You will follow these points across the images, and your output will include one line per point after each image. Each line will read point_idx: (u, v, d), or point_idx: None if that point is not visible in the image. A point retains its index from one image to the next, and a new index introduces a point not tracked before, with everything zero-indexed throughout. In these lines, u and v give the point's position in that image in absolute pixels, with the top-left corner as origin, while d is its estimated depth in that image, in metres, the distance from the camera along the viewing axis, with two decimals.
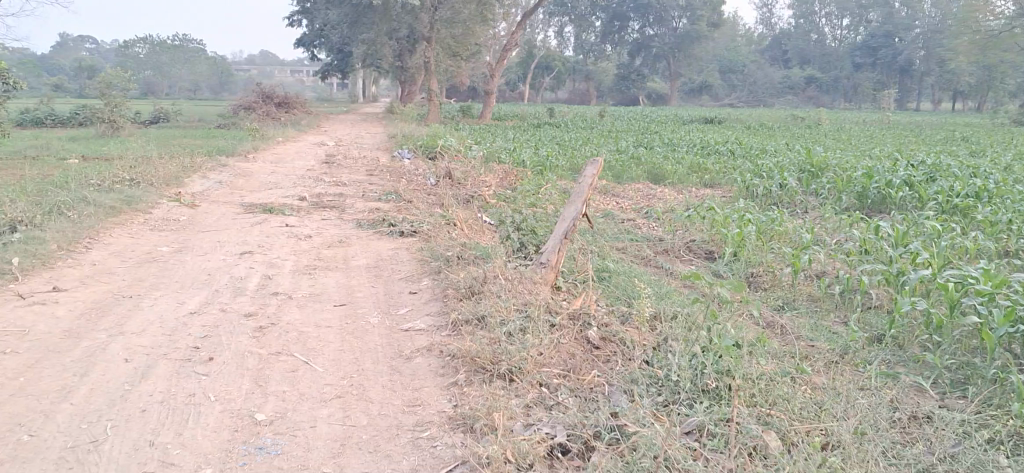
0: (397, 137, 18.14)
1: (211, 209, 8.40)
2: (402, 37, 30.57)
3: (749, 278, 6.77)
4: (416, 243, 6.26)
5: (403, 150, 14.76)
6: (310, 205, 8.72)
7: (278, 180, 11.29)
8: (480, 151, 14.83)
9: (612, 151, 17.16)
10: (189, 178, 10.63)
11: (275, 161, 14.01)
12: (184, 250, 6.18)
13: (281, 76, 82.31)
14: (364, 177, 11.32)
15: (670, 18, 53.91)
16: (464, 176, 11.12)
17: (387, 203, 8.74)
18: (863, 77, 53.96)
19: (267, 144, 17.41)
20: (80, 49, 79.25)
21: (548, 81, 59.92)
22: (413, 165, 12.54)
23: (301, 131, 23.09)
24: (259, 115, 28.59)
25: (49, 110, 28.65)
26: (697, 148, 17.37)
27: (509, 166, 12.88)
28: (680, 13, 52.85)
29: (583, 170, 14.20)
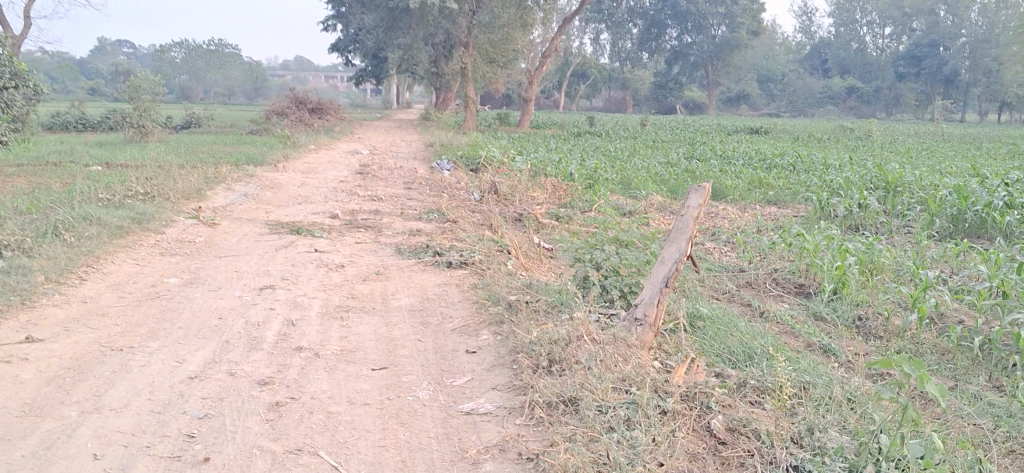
0: (434, 147, 17.23)
1: (232, 228, 7.49)
2: (439, 42, 29.70)
3: (859, 323, 5.71)
4: (467, 279, 5.28)
5: (442, 161, 13.83)
6: (343, 224, 7.79)
7: (310, 192, 10.40)
8: (525, 163, 13.85)
9: (662, 163, 16.12)
10: (212, 190, 9.77)
11: (306, 172, 13.15)
12: (194, 282, 5.25)
13: (316, 81, 82.07)
14: (403, 190, 10.39)
15: (710, 26, 52.73)
16: (511, 191, 10.17)
17: (428, 223, 7.80)
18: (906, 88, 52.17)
19: (298, 151, 16.58)
20: (116, 54, 79.34)
21: (584, 89, 58.88)
22: (454, 178, 11.60)
23: (333, 138, 22.28)
24: (291, 122, 27.81)
25: (79, 114, 28.11)
26: (754, 162, 16.26)
27: (558, 180, 11.91)
28: (719, 21, 51.65)
29: (636, 186, 13.19)
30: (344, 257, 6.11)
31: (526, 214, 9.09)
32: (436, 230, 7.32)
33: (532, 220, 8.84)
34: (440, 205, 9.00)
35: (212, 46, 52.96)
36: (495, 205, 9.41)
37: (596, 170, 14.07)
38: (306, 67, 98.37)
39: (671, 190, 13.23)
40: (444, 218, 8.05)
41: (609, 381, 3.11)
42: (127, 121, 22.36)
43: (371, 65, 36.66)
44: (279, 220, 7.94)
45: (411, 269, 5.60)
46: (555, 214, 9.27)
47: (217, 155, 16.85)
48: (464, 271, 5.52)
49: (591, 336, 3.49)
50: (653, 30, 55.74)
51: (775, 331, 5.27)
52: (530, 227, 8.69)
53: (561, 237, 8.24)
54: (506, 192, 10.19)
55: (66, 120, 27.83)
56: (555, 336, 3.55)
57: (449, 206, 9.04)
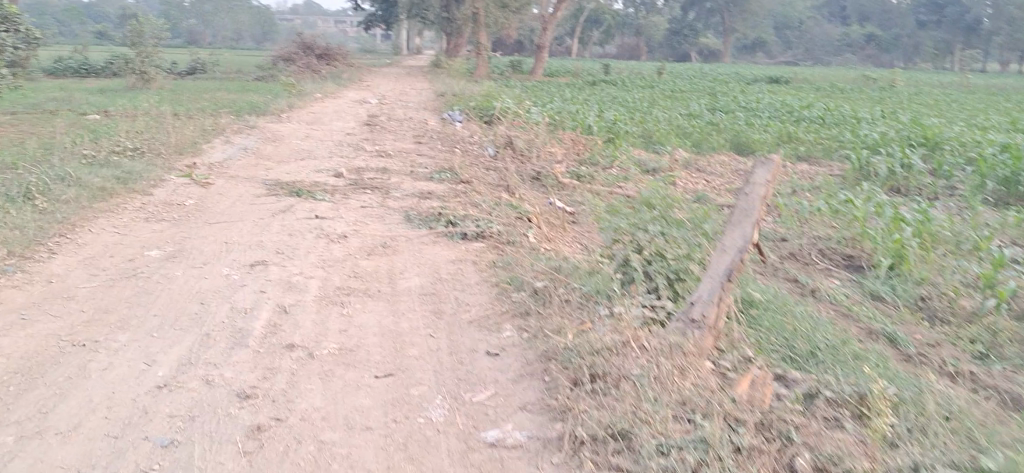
0: (445, 96, 16.55)
1: (228, 188, 6.89)
2: None
3: (922, 305, 5.12)
4: (485, 256, 4.68)
5: (454, 112, 13.16)
6: (348, 183, 7.20)
7: (314, 146, 9.76)
8: (540, 114, 13.19)
9: (683, 115, 15.42)
10: (209, 144, 9.15)
11: (311, 123, 12.51)
12: (177, 257, 4.66)
13: (324, 26, 80.86)
14: (412, 145, 9.74)
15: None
16: (528, 147, 9.53)
17: (440, 185, 7.18)
18: (925, 36, 50.87)
19: (304, 100, 15.92)
20: None
21: (597, 36, 57.73)
22: (467, 132, 10.95)
23: (340, 85, 21.58)
24: (298, 68, 27.06)
25: (82, 59, 27.40)
26: (779, 114, 15.54)
27: (577, 134, 11.28)
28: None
29: (658, 141, 12.52)
30: (347, 225, 5.50)
31: (545, 172, 8.45)
32: (448, 193, 6.69)
33: (551, 180, 8.21)
34: (453, 163, 8.37)
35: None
36: (511, 163, 8.77)
37: (615, 123, 13.40)
38: (314, 12, 97.00)
39: (694, 145, 12.57)
40: (459, 178, 7.41)
41: (667, 407, 2.59)
42: (130, 67, 21.65)
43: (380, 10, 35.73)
44: (279, 179, 7.33)
45: (420, 242, 5.00)
46: (576, 173, 8.63)
47: (221, 104, 16.21)
48: (481, 245, 4.91)
49: (640, 344, 2.93)
50: None
51: (832, 317, 4.67)
52: (550, 189, 8.05)
53: (583, 200, 7.62)
54: (522, 148, 9.54)
55: (68, 64, 27.13)
56: (596, 342, 2.99)
57: (462, 163, 8.41)
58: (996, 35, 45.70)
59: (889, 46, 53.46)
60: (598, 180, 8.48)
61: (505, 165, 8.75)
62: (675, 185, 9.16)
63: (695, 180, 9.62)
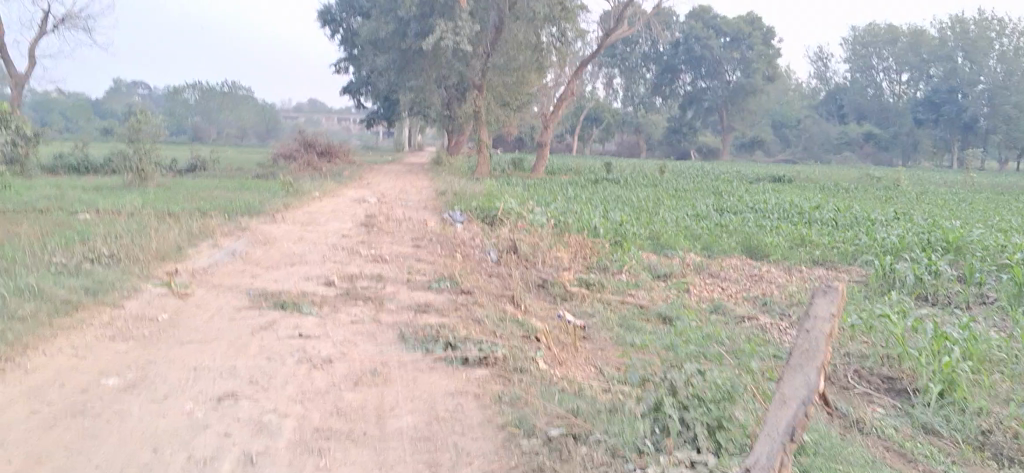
0: (445, 195, 16.16)
1: (208, 299, 6.34)
2: (451, 84, 28.83)
3: (985, 442, 4.49)
4: (489, 387, 4.10)
5: (455, 212, 12.71)
6: (339, 294, 6.65)
7: (307, 249, 9.27)
8: (544, 215, 12.74)
9: (689, 216, 14.98)
10: (195, 248, 8.65)
11: (307, 224, 12.05)
12: (136, 387, 4.07)
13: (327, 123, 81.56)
14: (411, 249, 9.25)
15: (724, 71, 51.89)
16: (534, 253, 9.02)
17: (439, 295, 6.64)
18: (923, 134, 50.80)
19: (301, 199, 15.49)
20: (132, 95, 79.06)
21: (597, 134, 57.97)
22: (467, 234, 10.47)
23: (339, 183, 21.26)
24: (298, 165, 26.86)
25: (81, 156, 27.22)
26: (788, 215, 15.10)
27: (582, 237, 10.79)
28: (733, 67, 50.91)
29: (667, 244, 12.05)
30: (333, 346, 4.92)
31: (551, 279, 7.94)
32: (449, 305, 6.16)
33: (558, 289, 7.67)
34: (454, 269, 7.85)
35: (225, 87, 52.54)
36: (516, 270, 8.26)
37: (621, 224, 12.93)
38: (318, 110, 97.94)
39: (705, 248, 12.07)
40: (459, 288, 6.88)
41: None
42: (126, 164, 21.37)
43: (382, 108, 35.81)
44: (264, 288, 6.79)
45: (415, 369, 4.42)
46: (584, 281, 8.09)
47: (216, 204, 15.79)
48: (484, 374, 4.33)
49: None
50: (666, 75, 54.99)
51: (883, 458, 4.09)
52: (557, 299, 7.51)
53: (594, 311, 7.08)
54: (526, 254, 9.03)
55: (66, 161, 26.95)
56: None
57: (463, 271, 7.86)
58: (993, 133, 45.77)
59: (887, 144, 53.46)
60: (609, 288, 7.94)
61: (508, 273, 8.23)
62: (689, 293, 8.62)
63: (709, 287, 9.09)
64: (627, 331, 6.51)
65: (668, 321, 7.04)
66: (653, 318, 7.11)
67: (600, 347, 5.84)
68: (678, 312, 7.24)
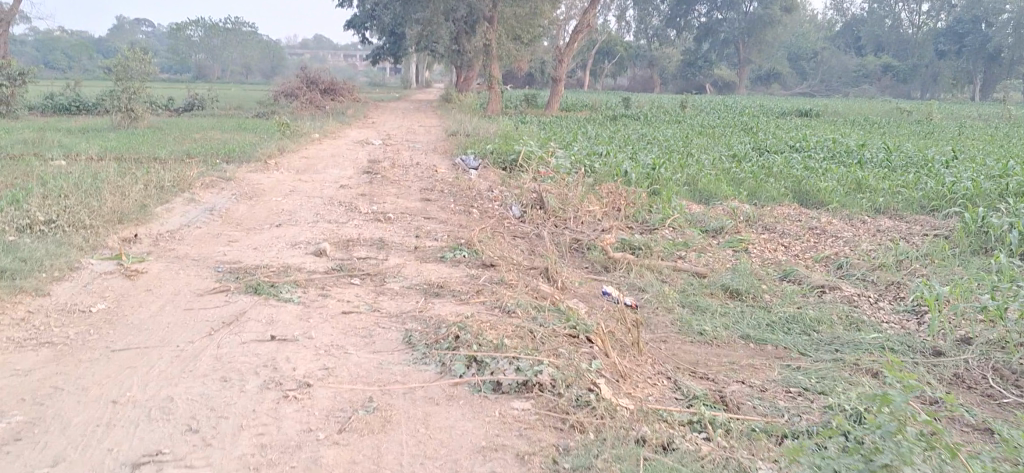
0: (457, 135, 14.86)
1: (164, 278, 5.03)
2: (460, 18, 27.19)
3: None
4: (541, 443, 2.80)
5: (469, 156, 11.35)
6: (331, 268, 5.33)
7: (299, 204, 7.95)
8: (568, 159, 11.41)
9: (726, 157, 13.61)
10: (165, 207, 7.34)
11: (302, 171, 10.71)
12: (20, 442, 2.79)
13: (333, 60, 79.76)
14: (420, 202, 7.92)
15: (742, 2, 49.81)
16: (564, 207, 7.69)
17: (456, 268, 5.32)
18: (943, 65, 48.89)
19: (298, 141, 14.16)
20: (135, 32, 77.22)
21: (609, 67, 56.20)
22: (484, 184, 9.11)
23: (342, 123, 19.88)
24: (300, 103, 25.43)
25: (72, 96, 25.83)
26: (835, 155, 13.69)
27: (617, 185, 9.47)
28: None
29: (708, 192, 10.73)
30: (312, 356, 3.59)
31: (589, 241, 6.64)
32: (468, 285, 4.85)
33: (598, 255, 6.34)
34: (471, 230, 6.53)
35: (228, 23, 50.89)
36: (546, 231, 6.97)
37: (655, 168, 11.60)
38: (323, 45, 95.57)
39: (751, 196, 10.76)
40: (479, 258, 5.55)
41: None
42: (114, 104, 19.96)
43: (389, 43, 34.17)
44: (240, 260, 5.47)
45: (426, 400, 3.12)
46: (628, 243, 6.72)
47: (207, 149, 14.45)
48: (526, 412, 3.03)
49: None
50: None
51: None
52: (597, 267, 6.20)
53: (647, 283, 5.78)
54: (555, 207, 7.70)
55: (56, 101, 25.58)
56: None
57: (484, 232, 6.55)
58: None
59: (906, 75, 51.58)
60: (658, 250, 6.62)
61: (536, 234, 6.92)
62: (749, 255, 7.28)
63: (771, 246, 7.75)
64: (690, 313, 5.22)
65: (736, 298, 5.76)
66: (718, 292, 5.81)
67: (665, 345, 4.56)
68: (747, 283, 5.95)
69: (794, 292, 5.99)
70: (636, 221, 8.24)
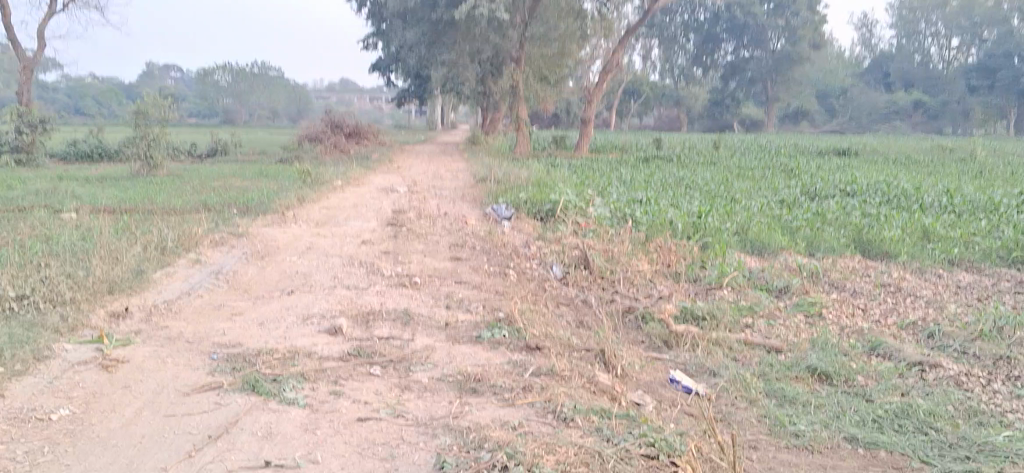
0: (486, 182, 14.10)
1: (147, 368, 4.23)
2: (486, 59, 26.64)
3: None
4: None
5: (500, 205, 10.58)
6: (347, 353, 4.52)
7: (315, 265, 7.15)
8: (608, 207, 10.60)
9: (775, 204, 12.75)
10: (167, 272, 6.59)
11: (322, 224, 9.97)
12: None
13: (359, 103, 79.79)
14: (450, 262, 7.12)
15: (769, 40, 49.08)
16: (612, 268, 6.89)
17: (495, 352, 4.50)
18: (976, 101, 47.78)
19: (320, 190, 13.46)
20: (164, 79, 77.69)
21: (635, 107, 55.58)
22: (520, 239, 8.33)
23: (366, 168, 19.22)
24: (324, 147, 24.86)
25: (95, 142, 25.45)
26: (892, 199, 12.78)
27: (666, 238, 8.65)
28: (778, 34, 48.13)
29: (763, 243, 9.91)
30: None
31: (644, 311, 5.83)
32: (512, 377, 4.03)
33: (659, 327, 5.53)
34: (509, 298, 5.75)
35: (255, 67, 50.98)
36: (595, 297, 6.17)
37: (702, 217, 10.79)
38: (348, 88, 95.78)
39: (809, 246, 9.91)
40: (521, 335, 4.73)
41: None
42: (134, 152, 19.43)
43: (414, 85, 33.70)
44: (241, 343, 4.66)
45: None
46: (690, 312, 5.87)
47: (225, 199, 13.79)
48: None
49: None
50: (708, 45, 52.33)
51: None
52: (656, 342, 5.39)
53: (719, 366, 4.96)
54: (601, 266, 6.90)
55: (78, 148, 25.19)
56: None
57: (525, 300, 5.75)
58: None
59: (938, 112, 50.48)
60: (724, 318, 5.78)
61: (583, 303, 6.12)
62: (825, 323, 6.44)
63: (846, 309, 6.89)
64: (776, 405, 4.32)
65: (826, 383, 4.88)
66: (803, 374, 4.95)
67: (756, 456, 3.68)
68: (836, 363, 5.09)
69: (890, 371, 5.09)
70: (690, 282, 7.47)
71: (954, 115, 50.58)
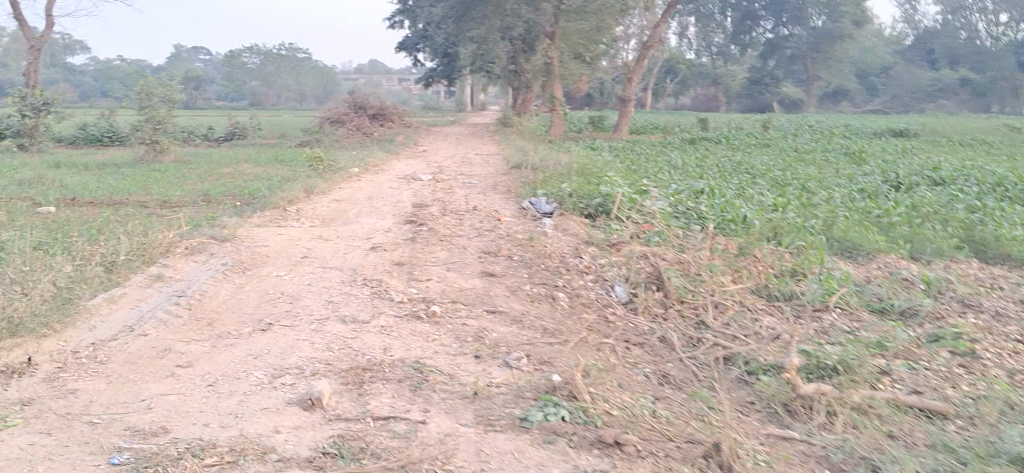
0: (521, 169, 12.57)
1: None
2: (517, 36, 24.98)
3: None
4: None
5: (539, 199, 9.01)
6: (319, 454, 2.93)
7: (308, 282, 5.60)
8: (667, 202, 8.98)
9: (857, 195, 11.08)
10: (109, 298, 5.06)
11: (330, 224, 8.45)
12: None
13: (389, 85, 78.44)
14: (482, 280, 5.54)
15: (809, 16, 47.08)
16: (692, 290, 5.29)
17: (550, 455, 2.89)
18: None
19: (335, 179, 11.96)
20: (193, 61, 76.63)
21: (669, 87, 53.76)
22: (567, 245, 6.75)
23: (388, 152, 17.72)
24: (346, 130, 23.41)
25: (108, 127, 24.10)
26: (991, 189, 11.07)
27: (747, 244, 7.03)
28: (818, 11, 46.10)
29: (855, 243, 8.29)
30: None
31: (749, 355, 4.23)
32: None
33: (776, 383, 3.92)
34: (561, 342, 4.18)
35: (282, 49, 49.75)
36: (676, 335, 4.58)
37: (780, 213, 9.17)
38: (377, 71, 94.43)
39: (912, 247, 8.26)
40: (589, 417, 3.14)
41: None
42: (139, 137, 17.95)
43: (442, 65, 32.08)
44: (164, 430, 3.12)
45: None
46: (815, 361, 4.23)
47: (230, 191, 12.26)
48: None
49: None
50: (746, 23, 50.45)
51: None
52: (775, 409, 3.78)
53: (883, 459, 3.33)
54: (679, 286, 5.31)
55: (91, 132, 23.89)
56: None
57: (585, 347, 4.16)
58: None
59: (983, 90, 48.22)
60: (862, 369, 4.14)
61: (662, 345, 4.53)
62: (985, 366, 4.79)
63: (1003, 341, 5.22)
64: None
65: None
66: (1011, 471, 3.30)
67: None
68: None
69: None
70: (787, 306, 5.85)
71: (1001, 94, 48.28)
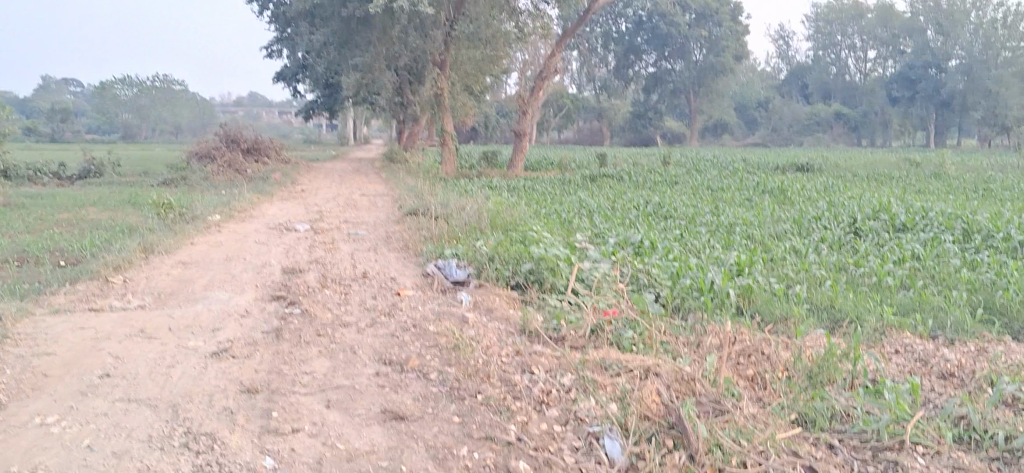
0: (416, 218, 10.44)
1: None
2: (404, 65, 22.84)
3: None
4: None
5: (449, 261, 6.90)
6: None
7: (90, 444, 3.30)
8: (610, 262, 7.01)
9: (821, 246, 9.37)
10: None
11: (171, 305, 6.14)
12: None
13: (268, 118, 74.95)
14: (388, 433, 3.38)
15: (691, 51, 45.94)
16: (730, 443, 3.29)
17: None
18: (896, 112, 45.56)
19: (191, 233, 9.56)
20: (60, 92, 71.44)
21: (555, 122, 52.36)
22: (507, 344, 4.67)
23: (258, 192, 15.27)
24: (216, 166, 20.77)
25: None
26: (969, 241, 9.48)
27: (747, 337, 5.08)
28: (700, 45, 45.22)
29: (855, 315, 6.51)
30: None
31: None
32: None
33: None
34: None
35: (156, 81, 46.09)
36: None
37: (750, 277, 7.31)
38: (256, 103, 90.73)
39: (926, 321, 6.50)
40: None
41: None
42: None
43: (322, 96, 29.72)
44: None
45: None
46: None
47: (56, 247, 9.62)
48: None
49: None
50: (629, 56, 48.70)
51: None
52: None
53: None
54: (711, 438, 3.28)
55: None
56: None
57: None
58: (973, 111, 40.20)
59: (858, 124, 48.26)
60: None
61: None
62: None
63: None
64: None
65: None
66: None
67: None
68: None
69: None
70: (845, 454, 3.84)
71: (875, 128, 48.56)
